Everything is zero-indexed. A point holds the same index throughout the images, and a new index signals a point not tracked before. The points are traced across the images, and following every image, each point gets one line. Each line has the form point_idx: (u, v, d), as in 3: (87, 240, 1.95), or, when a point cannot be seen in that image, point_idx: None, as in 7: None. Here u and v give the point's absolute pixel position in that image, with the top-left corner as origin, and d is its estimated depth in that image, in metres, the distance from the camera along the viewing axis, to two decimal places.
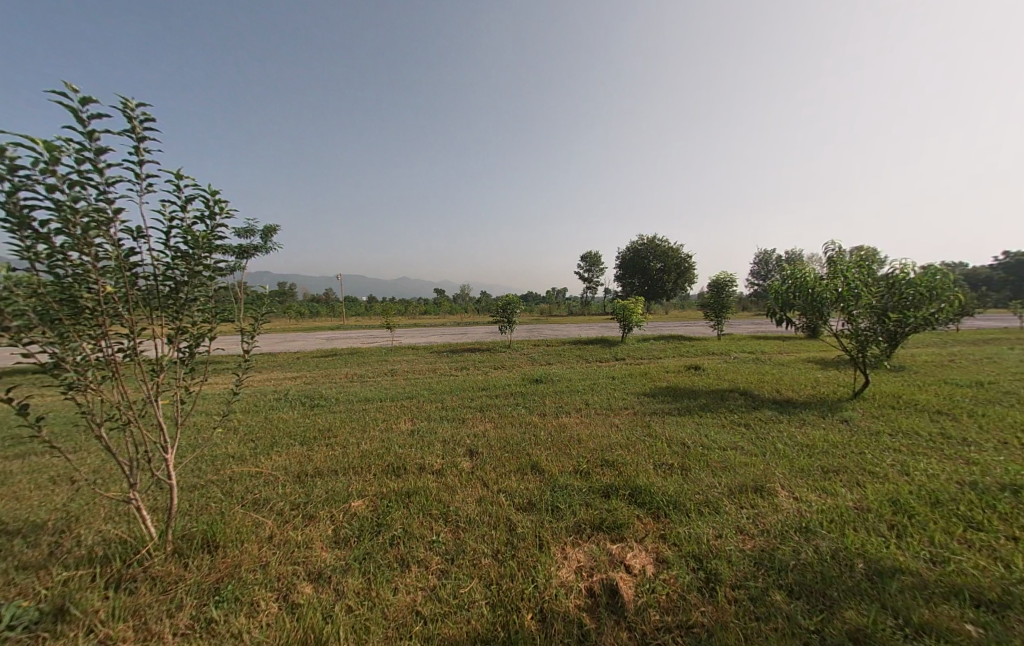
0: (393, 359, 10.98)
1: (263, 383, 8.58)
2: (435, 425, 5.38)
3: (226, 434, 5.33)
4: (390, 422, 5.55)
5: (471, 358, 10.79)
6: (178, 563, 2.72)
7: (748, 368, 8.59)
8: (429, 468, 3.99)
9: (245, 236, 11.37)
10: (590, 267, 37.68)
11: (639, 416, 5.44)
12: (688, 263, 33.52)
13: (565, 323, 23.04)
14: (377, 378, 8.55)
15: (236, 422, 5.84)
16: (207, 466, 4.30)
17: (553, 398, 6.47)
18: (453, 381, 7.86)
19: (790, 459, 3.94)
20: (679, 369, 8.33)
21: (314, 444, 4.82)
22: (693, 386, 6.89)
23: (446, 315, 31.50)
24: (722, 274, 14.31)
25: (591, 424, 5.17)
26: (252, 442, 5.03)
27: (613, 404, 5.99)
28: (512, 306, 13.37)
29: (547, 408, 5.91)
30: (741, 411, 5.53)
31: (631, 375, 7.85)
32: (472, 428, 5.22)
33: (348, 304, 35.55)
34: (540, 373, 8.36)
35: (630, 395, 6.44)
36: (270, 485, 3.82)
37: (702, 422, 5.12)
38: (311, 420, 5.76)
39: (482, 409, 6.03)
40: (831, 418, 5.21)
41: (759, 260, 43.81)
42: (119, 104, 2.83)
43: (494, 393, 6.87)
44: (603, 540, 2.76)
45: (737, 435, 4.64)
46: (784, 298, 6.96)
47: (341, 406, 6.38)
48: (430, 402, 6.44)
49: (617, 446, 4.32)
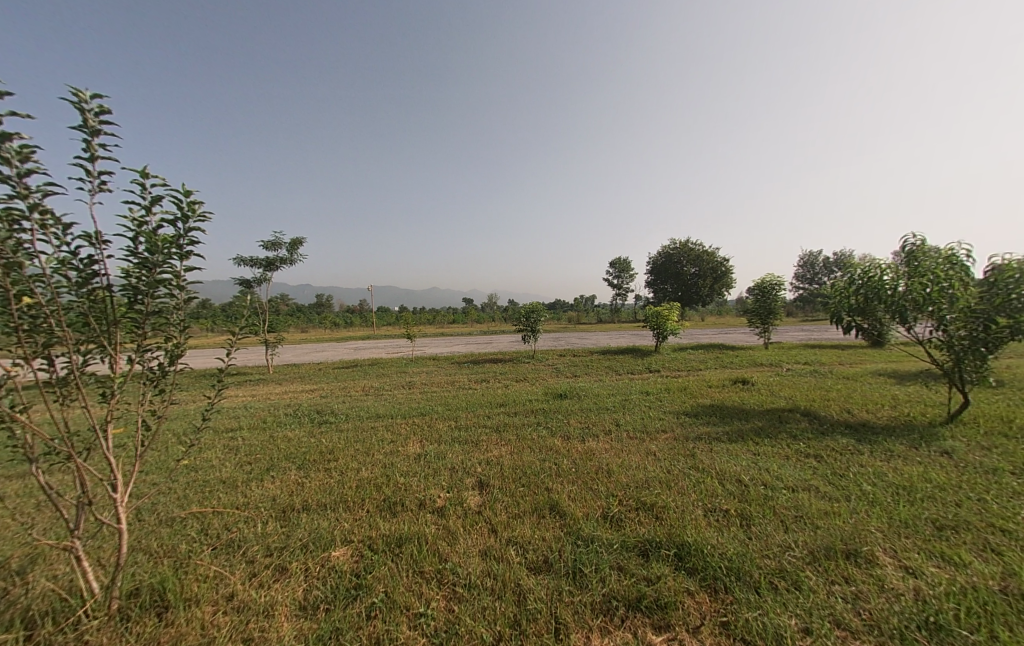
0: (412, 371, 10.54)
1: (279, 397, 8.31)
2: (444, 448, 4.78)
3: (223, 455, 4.96)
4: (396, 444, 5.01)
5: (492, 369, 10.20)
6: (117, 632, 2.27)
7: (805, 382, 7.51)
8: (430, 505, 3.39)
9: (271, 247, 11.35)
10: (620, 274, 36.46)
11: (681, 442, 4.62)
12: (726, 267, 31.79)
13: (594, 331, 22.16)
14: (392, 392, 8.08)
15: (239, 441, 5.49)
16: (192, 495, 3.90)
17: (579, 417, 5.73)
18: (470, 396, 7.26)
19: (887, 509, 3.07)
20: (724, 384, 7.37)
21: (310, 469, 4.34)
22: (744, 405, 5.95)
23: (473, 323, 31.21)
24: (767, 277, 13.06)
25: (623, 452, 4.42)
26: (248, 464, 4.63)
27: (649, 426, 5.20)
28: (537, 314, 12.72)
29: (572, 430, 5.19)
30: (806, 438, 4.62)
31: (669, 390, 6.98)
32: (486, 453, 4.59)
33: (378, 314, 36.12)
34: (565, 387, 7.63)
35: (668, 415, 5.61)
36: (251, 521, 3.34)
37: (760, 451, 4.25)
38: (315, 439, 5.31)
39: (499, 429, 5.39)
40: (925, 450, 4.22)
41: (803, 263, 41.14)
42: (72, 93, 2.45)
43: (514, 410, 6.23)
44: (643, 630, 2.10)
45: (807, 470, 3.77)
46: (850, 302, 5.91)
47: (348, 424, 5.91)
48: (443, 420, 5.87)
49: (655, 483, 3.57)
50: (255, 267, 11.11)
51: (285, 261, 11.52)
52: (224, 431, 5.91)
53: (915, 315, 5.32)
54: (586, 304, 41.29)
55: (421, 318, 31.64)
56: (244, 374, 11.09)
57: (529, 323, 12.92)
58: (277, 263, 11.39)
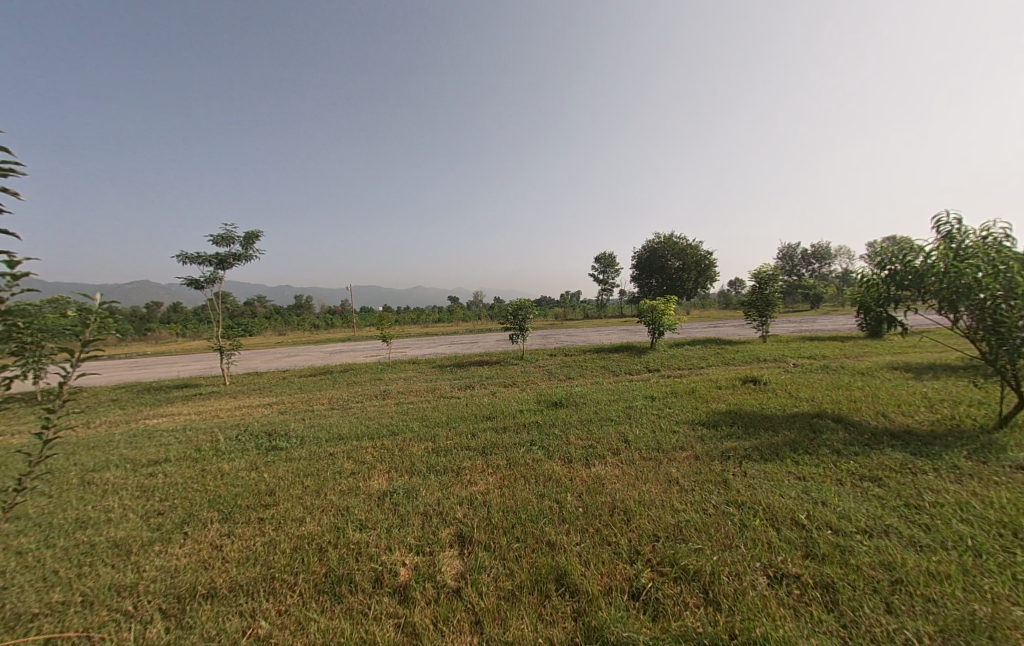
0: (387, 378, 9.47)
1: (228, 415, 7.18)
2: (415, 482, 3.82)
3: (131, 503, 3.91)
4: (356, 479, 4.03)
5: (476, 373, 9.23)
6: None
7: (822, 380, 6.79)
8: (390, 583, 2.47)
9: (222, 243, 10.10)
10: (604, 268, 35.93)
11: (706, 465, 3.79)
12: (710, 260, 31.60)
13: (583, 328, 21.54)
14: (361, 405, 7.04)
15: (159, 479, 4.44)
16: (66, 574, 2.89)
17: (579, 432, 4.84)
18: (450, 408, 6.28)
19: (1006, 566, 2.29)
20: (734, 384, 6.64)
21: (237, 522, 3.36)
22: (765, 412, 5.18)
23: (456, 322, 30.01)
24: (762, 267, 12.55)
25: (639, 481, 3.55)
26: (158, 515, 3.62)
27: (663, 442, 4.36)
28: (524, 312, 11.86)
29: (573, 451, 4.29)
30: (853, 452, 3.84)
31: (676, 394, 6.17)
32: (468, 487, 3.65)
33: (359, 317, 35.02)
34: (560, 393, 6.74)
35: (682, 426, 4.79)
36: (124, 629, 2.36)
37: (806, 475, 3.46)
38: (254, 474, 4.29)
39: (485, 452, 4.46)
40: (1000, 466, 3.49)
41: (782, 253, 41.48)
42: None
43: (502, 425, 5.31)
44: None
45: (875, 502, 2.97)
46: (880, 291, 5.32)
47: (301, 450, 4.90)
48: (417, 442, 4.89)
49: (690, 530, 2.71)
50: (204, 266, 9.88)
51: (239, 258, 10.31)
52: (146, 466, 4.85)
53: (962, 305, 4.62)
54: (572, 300, 40.74)
55: (402, 320, 30.40)
56: (197, 388, 9.86)
57: (515, 321, 12.00)
58: (230, 260, 10.18)
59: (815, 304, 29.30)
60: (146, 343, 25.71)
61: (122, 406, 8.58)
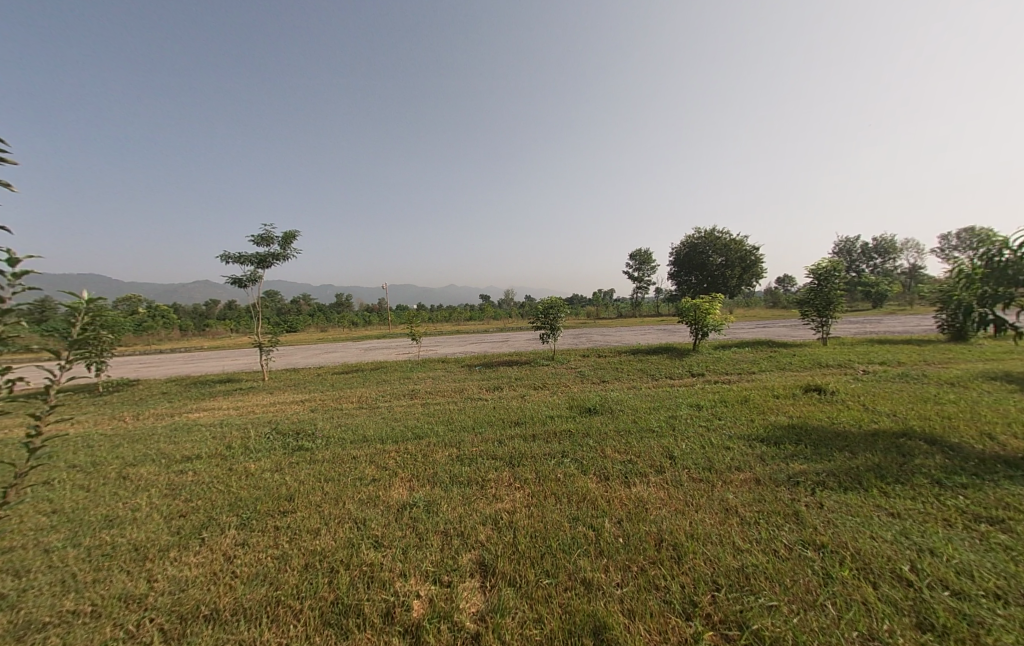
0: (416, 377, 9.30)
1: (262, 411, 7.23)
2: (436, 495, 3.52)
3: (155, 502, 3.86)
4: (376, 487, 3.79)
5: (506, 374, 8.91)
6: None
7: (902, 392, 5.91)
8: (405, 621, 2.19)
9: (261, 242, 10.34)
10: (642, 266, 34.62)
11: (770, 493, 3.24)
12: (757, 256, 29.72)
13: (618, 327, 20.82)
14: (388, 405, 6.87)
15: (185, 476, 4.40)
16: (83, 579, 2.81)
17: (617, 445, 4.38)
18: (478, 411, 5.97)
19: None
20: (793, 393, 5.93)
21: (254, 529, 3.20)
22: (837, 429, 4.49)
23: (488, 320, 29.81)
24: (822, 262, 11.41)
25: (689, 508, 3.08)
26: (180, 517, 3.53)
27: (716, 460, 3.84)
28: (557, 310, 11.44)
29: (610, 467, 3.84)
30: (960, 485, 3.19)
31: (726, 403, 5.54)
32: (493, 504, 3.31)
33: (395, 314, 35.85)
34: (594, 399, 6.26)
35: (736, 442, 4.21)
36: None
37: (901, 514, 2.88)
38: (276, 477, 4.14)
39: (513, 463, 4.09)
40: None
41: (839, 248, 38.39)
42: None
43: (532, 432, 4.93)
44: None
45: (1005, 557, 2.38)
46: (984, 290, 4.50)
47: (325, 452, 4.74)
48: (441, 448, 4.60)
49: (760, 580, 2.25)
50: (245, 265, 10.15)
51: (278, 257, 10.53)
52: (176, 461, 4.85)
53: None
54: (607, 298, 39.72)
55: (436, 318, 30.79)
56: (237, 383, 10.13)
57: (547, 320, 11.56)
58: (270, 259, 10.42)
59: (878, 304, 26.90)
60: (199, 339, 27.24)
61: (169, 399, 8.91)
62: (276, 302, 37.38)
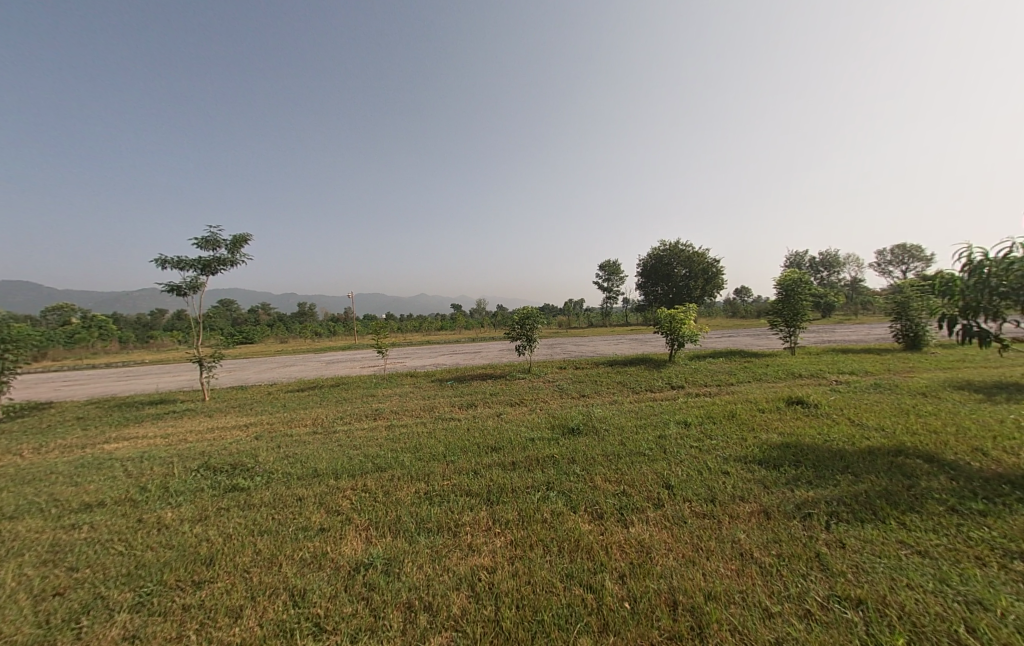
0: (380, 394, 8.51)
1: (198, 439, 6.26)
2: (398, 549, 2.89)
3: (26, 575, 2.98)
4: (324, 539, 3.12)
5: (479, 389, 8.30)
6: None
7: (882, 403, 5.80)
8: None
9: (206, 247, 9.30)
10: (610, 276, 35.07)
11: (784, 530, 2.87)
12: (718, 268, 30.73)
13: (589, 337, 20.69)
14: (347, 429, 6.11)
15: (76, 533, 3.51)
16: None
17: (607, 472, 3.90)
18: (449, 435, 5.34)
19: None
20: (778, 406, 5.71)
21: (156, 613, 2.47)
22: (833, 447, 4.22)
23: (458, 331, 29.01)
24: (790, 273, 11.59)
25: (699, 555, 2.65)
26: (56, 597, 2.70)
27: (718, 489, 3.43)
28: (532, 320, 10.98)
29: (602, 501, 3.35)
30: (978, 514, 2.95)
31: (714, 420, 5.22)
32: (469, 559, 2.75)
33: (361, 325, 34.47)
34: (575, 417, 5.79)
35: (735, 466, 3.83)
36: None
37: (931, 553, 2.58)
38: (196, 530, 3.37)
39: (490, 501, 3.53)
40: None
41: (791, 261, 40.51)
42: None
43: (510, 459, 4.37)
44: None
45: None
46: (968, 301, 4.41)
47: (263, 493, 3.98)
48: (405, 484, 3.96)
49: None
50: (186, 271, 9.08)
51: (225, 263, 9.50)
52: (71, 511, 3.92)
53: None
54: (576, 309, 39.94)
55: (404, 328, 29.72)
56: (172, 405, 8.94)
57: (522, 331, 11.08)
58: (215, 265, 9.38)
59: (828, 314, 28.44)
60: (141, 352, 24.82)
61: (84, 426, 7.67)
62: (233, 312, 35.23)
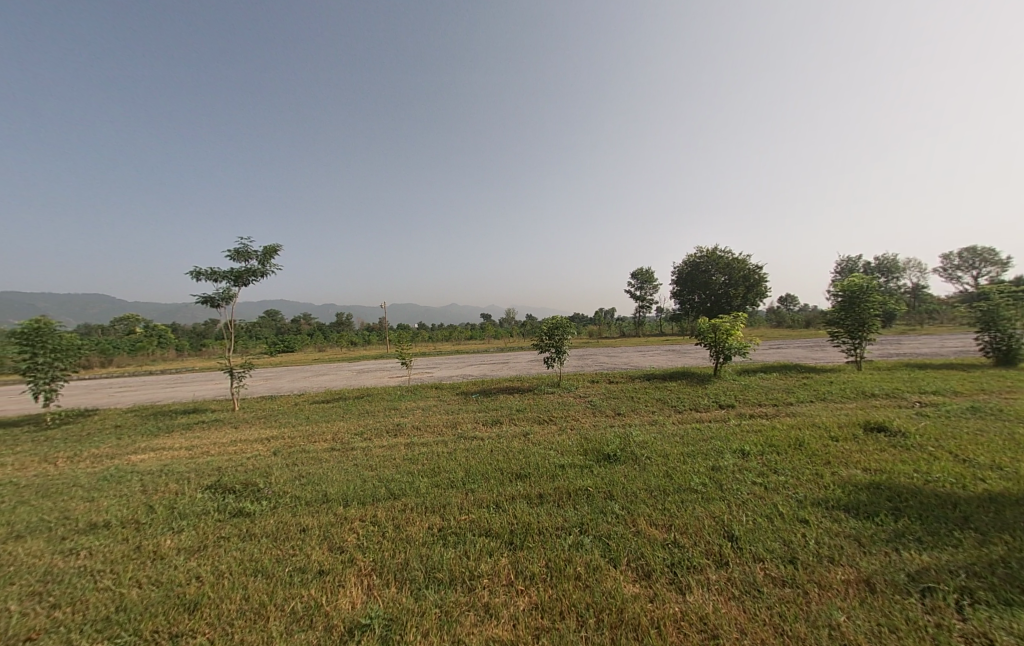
0: (403, 408, 8.17)
1: (217, 453, 6.09)
2: (401, 607, 2.42)
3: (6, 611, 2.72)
4: (321, 587, 2.69)
5: (506, 404, 7.80)
6: None
7: (987, 433, 4.80)
8: None
9: (238, 258, 9.41)
10: (644, 284, 33.81)
11: (900, 613, 2.16)
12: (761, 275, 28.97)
13: (624, 348, 19.77)
14: (364, 446, 5.75)
15: (69, 561, 3.25)
16: None
17: (653, 514, 3.27)
18: (470, 458, 4.84)
19: None
20: (854, 434, 4.84)
21: None
22: (938, 491, 3.40)
23: (489, 341, 28.71)
24: (856, 279, 10.37)
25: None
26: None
27: (798, 546, 2.73)
28: (562, 331, 10.38)
29: (649, 555, 2.75)
30: None
31: (778, 450, 4.45)
32: (485, 630, 2.23)
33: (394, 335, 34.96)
34: (611, 440, 5.15)
35: (815, 514, 3.10)
36: None
37: None
38: (189, 565, 3.04)
39: (514, 545, 3.00)
40: None
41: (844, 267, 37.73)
42: None
43: (536, 492, 3.81)
44: None
45: None
46: None
47: (266, 522, 3.63)
48: (419, 517, 3.49)
49: None
50: (219, 281, 9.19)
51: (256, 274, 9.57)
52: (74, 533, 3.71)
53: None
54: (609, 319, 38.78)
55: (435, 338, 29.81)
56: (203, 414, 8.99)
57: (552, 342, 10.51)
58: (246, 276, 9.46)
59: (890, 323, 26.02)
60: (191, 360, 26.14)
61: (119, 434, 7.77)
62: (276, 323, 36.81)
